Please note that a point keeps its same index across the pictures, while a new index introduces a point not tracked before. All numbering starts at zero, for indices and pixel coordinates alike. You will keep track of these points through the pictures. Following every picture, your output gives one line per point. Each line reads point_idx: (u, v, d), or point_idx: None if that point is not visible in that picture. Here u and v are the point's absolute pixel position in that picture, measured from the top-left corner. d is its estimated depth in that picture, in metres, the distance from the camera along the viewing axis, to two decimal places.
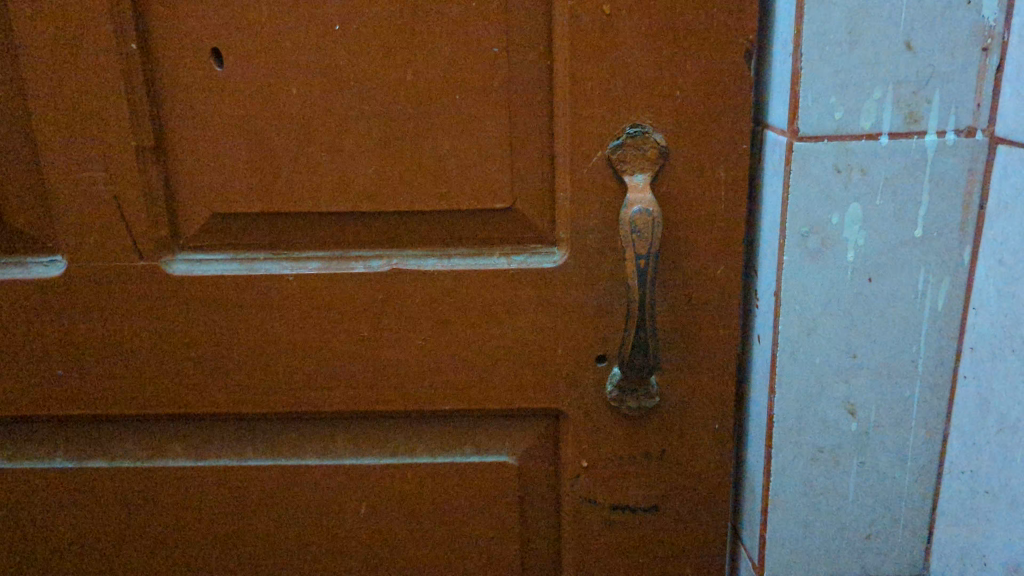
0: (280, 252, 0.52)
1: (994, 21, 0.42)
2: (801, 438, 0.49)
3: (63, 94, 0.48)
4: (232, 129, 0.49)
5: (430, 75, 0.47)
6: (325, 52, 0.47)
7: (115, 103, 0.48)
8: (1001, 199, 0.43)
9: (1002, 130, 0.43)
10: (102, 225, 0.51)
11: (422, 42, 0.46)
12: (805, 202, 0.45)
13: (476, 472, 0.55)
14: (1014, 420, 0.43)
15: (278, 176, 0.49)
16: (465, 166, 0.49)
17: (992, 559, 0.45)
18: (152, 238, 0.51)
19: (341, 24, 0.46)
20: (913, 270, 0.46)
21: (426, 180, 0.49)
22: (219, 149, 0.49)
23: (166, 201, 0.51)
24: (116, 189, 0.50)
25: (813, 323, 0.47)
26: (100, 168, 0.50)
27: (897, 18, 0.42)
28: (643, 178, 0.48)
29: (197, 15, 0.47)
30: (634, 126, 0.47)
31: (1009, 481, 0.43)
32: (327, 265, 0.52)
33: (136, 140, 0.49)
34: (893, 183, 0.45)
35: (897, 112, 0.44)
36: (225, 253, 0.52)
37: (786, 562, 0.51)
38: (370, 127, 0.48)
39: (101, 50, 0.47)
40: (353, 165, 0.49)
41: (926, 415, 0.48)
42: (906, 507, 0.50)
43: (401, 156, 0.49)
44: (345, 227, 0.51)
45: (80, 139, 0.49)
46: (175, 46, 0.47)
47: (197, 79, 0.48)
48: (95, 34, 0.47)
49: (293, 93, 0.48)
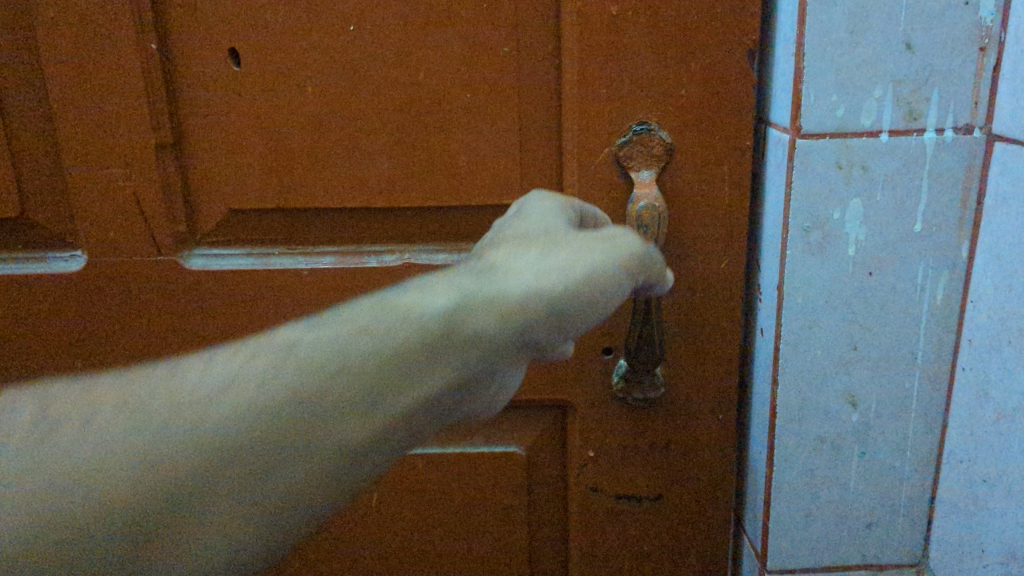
0: (294, 247, 0.54)
1: (991, 22, 0.43)
2: (803, 429, 0.50)
3: (81, 92, 0.49)
4: (249, 127, 0.50)
5: (442, 74, 0.48)
6: (340, 51, 0.48)
7: (133, 101, 0.49)
8: (997, 195, 0.44)
9: (998, 128, 0.44)
10: (119, 222, 0.52)
11: (435, 40, 0.48)
12: (807, 199, 0.46)
13: (485, 461, 0.57)
14: (1010, 410, 0.44)
15: (293, 174, 0.51)
16: (477, 161, 0.50)
17: (989, 547, 0.47)
18: (170, 235, 0.52)
19: (355, 24, 0.47)
20: (912, 265, 0.47)
21: (437, 177, 0.50)
22: (236, 147, 0.50)
23: (183, 198, 0.52)
24: (134, 186, 0.51)
25: (815, 317, 0.48)
26: (118, 165, 0.51)
27: (896, 18, 0.43)
28: (649, 175, 0.49)
29: (214, 15, 0.48)
30: (640, 124, 0.48)
31: (1004, 471, 0.44)
32: (341, 260, 0.53)
33: (154, 138, 0.50)
34: (893, 180, 0.46)
35: (897, 111, 0.45)
36: (241, 249, 0.54)
37: (788, 550, 0.53)
38: (383, 125, 0.49)
39: (119, 49, 0.48)
40: (366, 163, 0.50)
41: (925, 406, 0.50)
42: (904, 497, 0.51)
43: (413, 153, 0.50)
44: (358, 224, 0.53)
45: (98, 137, 0.50)
46: (193, 45, 0.49)
47: (214, 78, 0.49)
48: (113, 33, 0.48)
49: (308, 92, 0.49)
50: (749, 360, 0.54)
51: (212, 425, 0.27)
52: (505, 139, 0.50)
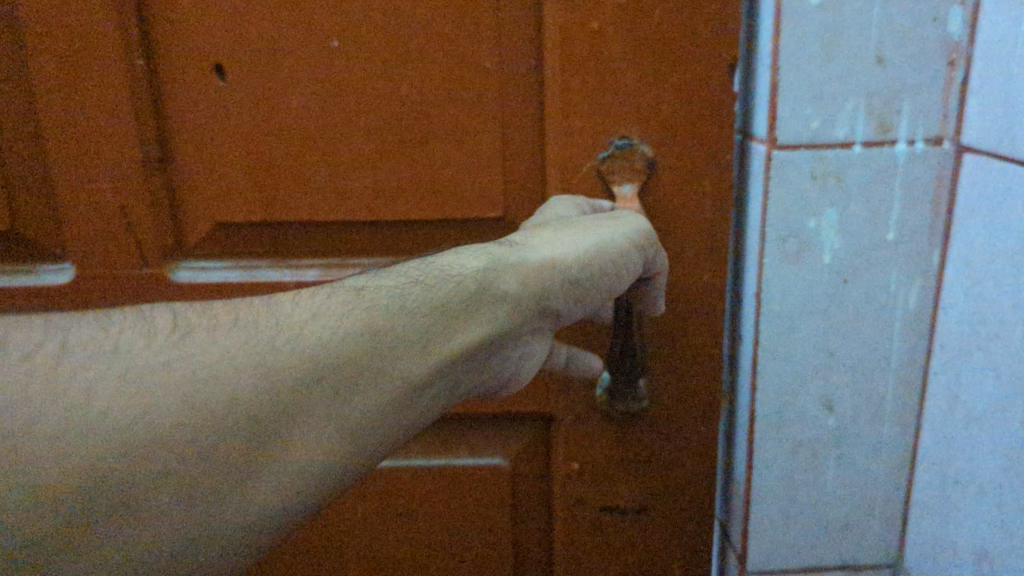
0: (279, 261, 0.54)
1: (958, 38, 0.44)
2: (781, 434, 0.51)
3: (69, 102, 0.50)
4: (234, 137, 0.50)
5: (425, 85, 0.49)
6: (325, 62, 0.49)
7: (121, 115, 0.50)
8: (966, 204, 0.45)
9: (967, 140, 0.45)
10: (106, 236, 0.53)
11: (418, 50, 0.48)
12: (783, 207, 0.47)
13: (469, 475, 0.58)
14: (981, 413, 0.45)
15: (278, 185, 0.51)
16: (460, 170, 0.51)
17: (962, 548, 0.48)
18: (157, 246, 0.53)
19: (337, 37, 0.48)
20: (885, 272, 0.48)
21: (420, 190, 0.51)
22: (221, 159, 0.51)
23: (171, 211, 0.53)
24: (121, 200, 0.52)
25: (792, 323, 0.49)
26: (105, 177, 0.51)
27: (868, 33, 0.45)
28: (630, 189, 0.50)
29: (200, 24, 0.48)
30: (623, 138, 0.49)
31: (976, 473, 0.46)
32: (326, 272, 0.54)
33: (142, 152, 0.51)
34: (866, 190, 0.47)
35: (869, 123, 0.46)
36: (225, 262, 0.54)
37: (768, 553, 0.54)
38: (365, 138, 0.50)
39: (103, 61, 0.49)
40: (349, 173, 0.51)
41: (900, 411, 0.51)
42: (880, 499, 0.53)
43: (396, 165, 0.51)
44: (344, 237, 0.53)
45: (81, 147, 0.50)
46: (177, 58, 0.49)
47: (200, 90, 0.49)
48: (100, 46, 0.48)
49: (290, 104, 0.49)
50: (728, 366, 0.55)
51: (333, 349, 0.37)
52: (488, 147, 0.50)
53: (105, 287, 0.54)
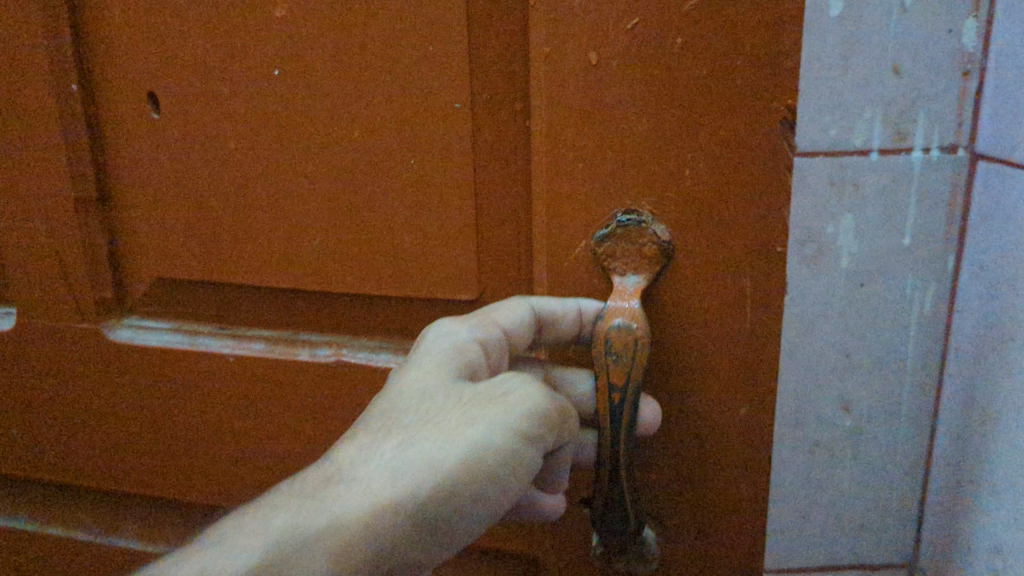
0: (224, 328, 0.66)
1: (972, 49, 0.46)
2: (798, 435, 0.52)
3: (34, 161, 0.65)
4: (201, 185, 0.60)
5: (402, 135, 0.54)
6: (286, 105, 0.56)
7: (57, 151, 0.63)
8: (981, 209, 0.47)
9: (981, 147, 0.47)
10: (51, 274, 0.68)
11: (389, 95, 0.53)
12: (802, 211, 0.49)
13: None
14: (995, 413, 0.46)
15: (231, 253, 0.62)
16: (430, 240, 0.56)
17: (982, 551, 0.48)
18: (101, 303, 0.68)
19: (278, 65, 0.55)
20: (901, 276, 0.50)
21: (393, 265, 0.57)
22: (174, 215, 0.62)
23: (109, 257, 0.66)
24: (56, 245, 0.66)
25: (810, 325, 0.50)
26: (39, 219, 0.66)
27: (885, 44, 0.46)
28: (636, 280, 0.51)
29: (143, 63, 0.59)
30: (632, 213, 0.50)
31: (994, 471, 0.46)
32: (275, 347, 0.64)
33: (75, 201, 0.64)
34: (882, 195, 0.49)
35: (887, 130, 0.48)
36: (172, 325, 0.68)
37: (783, 553, 0.55)
38: (342, 156, 0.55)
39: (103, 117, 0.62)
40: (302, 238, 0.59)
41: (916, 415, 0.51)
42: (894, 503, 0.53)
43: (360, 228, 0.57)
44: (298, 312, 0.64)
45: (26, 200, 0.66)
46: (129, 100, 0.60)
47: (141, 121, 0.61)
48: (51, 113, 0.63)
49: (270, 152, 0.57)
50: None
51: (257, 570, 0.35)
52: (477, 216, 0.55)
53: (77, 364, 0.70)
